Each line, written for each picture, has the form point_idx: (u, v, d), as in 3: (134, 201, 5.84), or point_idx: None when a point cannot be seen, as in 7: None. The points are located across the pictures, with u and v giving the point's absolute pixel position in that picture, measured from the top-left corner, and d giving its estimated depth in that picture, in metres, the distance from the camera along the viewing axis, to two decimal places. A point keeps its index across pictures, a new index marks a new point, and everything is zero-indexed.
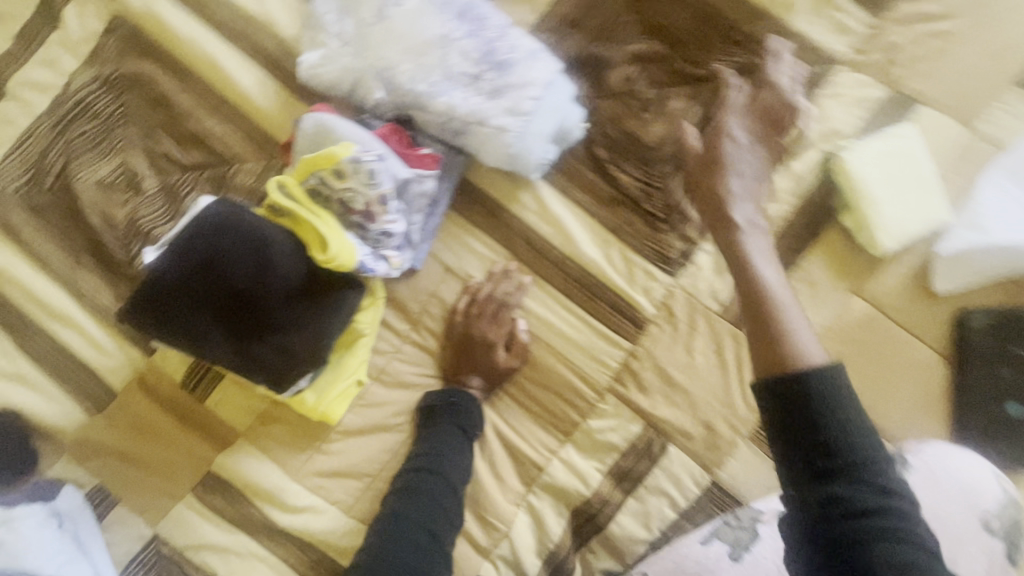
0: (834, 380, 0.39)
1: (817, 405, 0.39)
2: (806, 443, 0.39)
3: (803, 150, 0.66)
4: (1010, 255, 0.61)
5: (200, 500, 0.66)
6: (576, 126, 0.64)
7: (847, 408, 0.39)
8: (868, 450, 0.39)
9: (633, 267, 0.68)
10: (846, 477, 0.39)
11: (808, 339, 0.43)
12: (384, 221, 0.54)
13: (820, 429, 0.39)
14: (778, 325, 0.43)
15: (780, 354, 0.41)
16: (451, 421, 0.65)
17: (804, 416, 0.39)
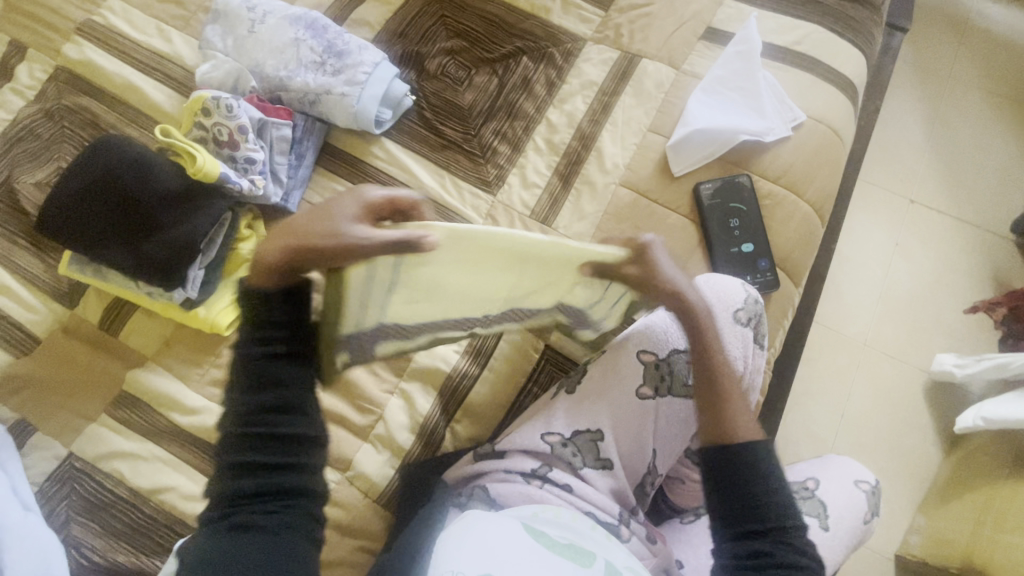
0: (761, 454, 0.63)
1: (749, 477, 0.62)
2: (743, 502, 0.62)
3: (570, 97, 0.92)
4: (713, 139, 0.84)
5: (112, 417, 0.77)
6: (402, 94, 0.89)
7: (771, 475, 0.62)
8: (782, 506, 0.61)
9: (463, 191, 0.89)
10: (769, 534, 0.61)
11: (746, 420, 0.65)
12: (246, 149, 0.77)
13: (746, 491, 0.62)
14: (730, 415, 0.64)
15: (728, 428, 0.64)
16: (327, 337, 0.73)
17: (736, 480, 0.62)
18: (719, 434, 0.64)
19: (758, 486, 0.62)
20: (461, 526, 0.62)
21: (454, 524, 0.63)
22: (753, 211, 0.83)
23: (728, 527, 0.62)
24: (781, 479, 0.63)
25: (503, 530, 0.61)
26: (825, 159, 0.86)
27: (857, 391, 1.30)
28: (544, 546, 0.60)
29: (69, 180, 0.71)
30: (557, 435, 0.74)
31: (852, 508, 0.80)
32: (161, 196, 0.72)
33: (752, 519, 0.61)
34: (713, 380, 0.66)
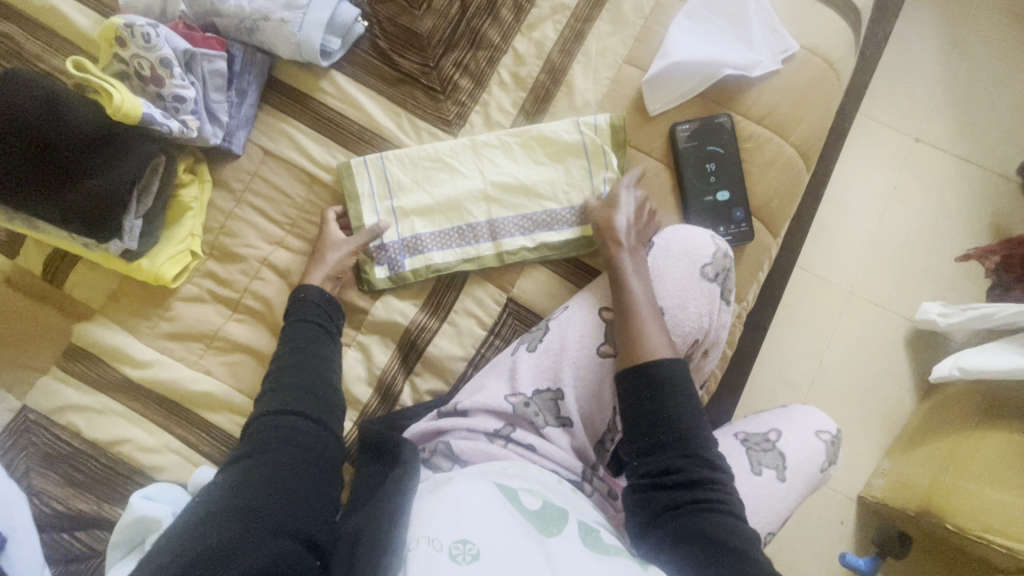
0: (675, 373, 0.63)
1: (654, 399, 0.63)
2: (655, 426, 0.62)
3: (540, 24, 0.83)
4: (694, 73, 0.76)
5: (63, 369, 0.76)
6: (351, 21, 0.80)
7: (677, 394, 0.63)
8: (690, 420, 0.62)
9: (420, 131, 0.82)
10: (681, 459, 0.61)
11: (656, 339, 0.65)
12: (173, 86, 0.70)
13: (650, 413, 0.63)
14: (639, 335, 0.66)
15: (637, 352, 0.65)
16: (318, 321, 0.73)
17: (641, 403, 0.63)
18: (632, 360, 0.65)
19: (663, 407, 0.63)
20: (437, 494, 0.60)
21: (427, 500, 0.60)
22: (732, 156, 0.77)
23: (636, 449, 0.64)
24: (694, 405, 0.63)
25: (475, 491, 0.58)
26: (817, 97, 0.78)
27: (837, 338, 1.29)
28: (518, 510, 0.58)
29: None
30: (519, 395, 0.72)
31: (812, 459, 0.79)
32: (82, 139, 0.66)
33: (659, 439, 0.62)
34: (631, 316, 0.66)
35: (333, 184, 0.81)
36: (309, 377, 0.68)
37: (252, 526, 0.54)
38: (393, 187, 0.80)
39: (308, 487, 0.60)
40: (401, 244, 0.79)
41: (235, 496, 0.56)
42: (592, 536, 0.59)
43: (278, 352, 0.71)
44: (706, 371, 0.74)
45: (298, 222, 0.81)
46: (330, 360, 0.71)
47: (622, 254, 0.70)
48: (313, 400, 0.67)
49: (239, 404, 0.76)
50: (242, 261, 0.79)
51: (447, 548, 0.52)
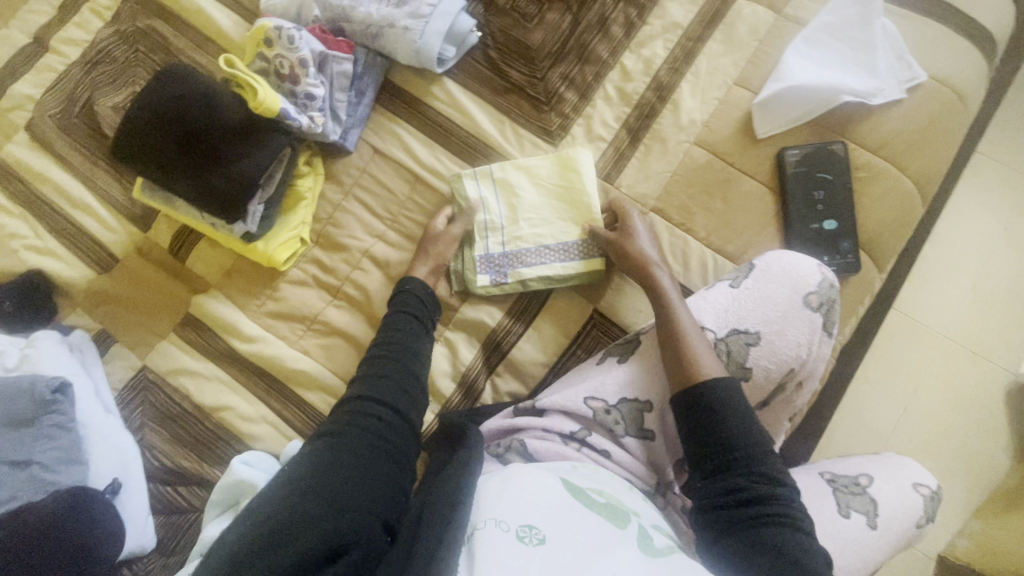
0: (724, 390, 0.62)
1: (706, 420, 0.62)
2: (711, 445, 0.62)
3: (649, 41, 0.83)
4: (809, 97, 0.75)
5: (180, 336, 0.83)
6: (467, 30, 0.84)
7: (737, 409, 0.62)
8: (748, 435, 0.61)
9: (522, 139, 0.84)
10: (743, 476, 0.60)
11: (705, 356, 0.65)
12: (306, 85, 0.75)
13: (709, 432, 0.62)
14: (684, 356, 0.65)
15: (686, 377, 0.64)
16: (408, 311, 0.75)
17: (699, 422, 0.62)
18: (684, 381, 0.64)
19: (723, 427, 0.61)
20: (500, 482, 0.61)
21: (499, 477, 0.62)
22: (842, 184, 0.74)
23: (699, 469, 0.63)
24: (752, 423, 0.62)
25: (534, 483, 0.59)
26: (941, 128, 0.74)
27: (927, 384, 1.21)
28: (583, 503, 0.59)
29: (135, 109, 0.72)
30: (601, 401, 0.72)
31: (905, 512, 0.75)
32: (224, 129, 0.72)
33: (723, 460, 0.61)
34: (675, 340, 0.66)
35: (435, 185, 0.85)
36: (397, 368, 0.69)
37: (328, 496, 0.54)
38: (500, 204, 0.82)
39: (378, 470, 0.60)
40: (505, 257, 0.81)
41: (316, 466, 0.57)
42: (646, 541, 0.56)
43: (372, 344, 0.73)
44: (796, 406, 0.71)
45: (399, 218, 0.85)
46: (420, 357, 0.72)
47: (661, 284, 0.71)
48: (399, 391, 0.67)
49: (331, 385, 0.80)
50: (345, 250, 0.84)
51: (514, 530, 0.52)
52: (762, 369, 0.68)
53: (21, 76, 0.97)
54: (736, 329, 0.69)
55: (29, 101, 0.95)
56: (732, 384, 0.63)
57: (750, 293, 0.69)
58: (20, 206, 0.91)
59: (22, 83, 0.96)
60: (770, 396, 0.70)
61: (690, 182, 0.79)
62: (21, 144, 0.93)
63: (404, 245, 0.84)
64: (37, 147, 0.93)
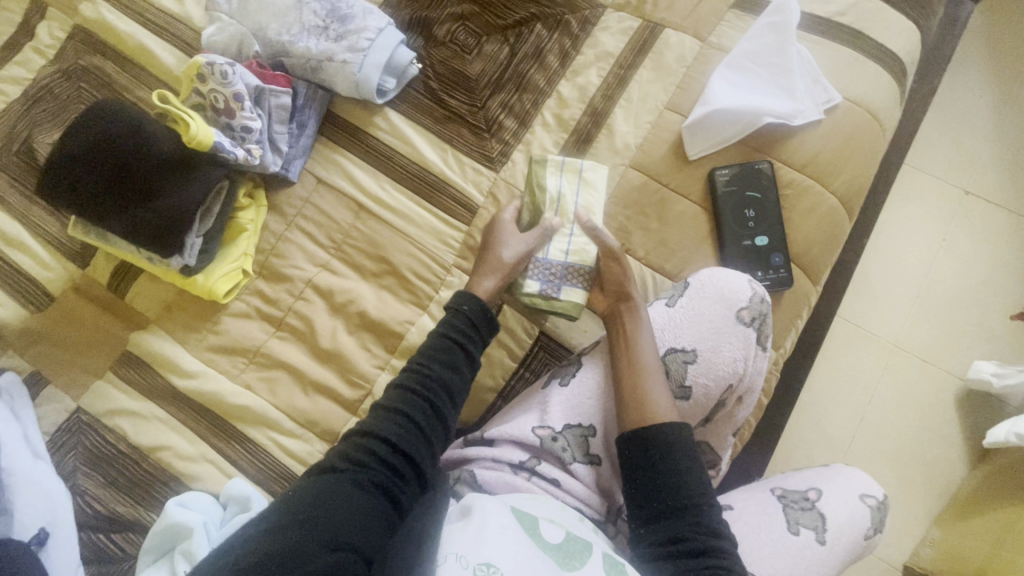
0: (677, 437, 0.65)
1: (658, 463, 0.64)
2: (661, 488, 0.64)
3: (584, 69, 0.86)
4: (735, 119, 0.78)
5: (117, 374, 0.81)
6: (407, 62, 0.86)
7: (686, 457, 0.64)
8: (695, 484, 0.64)
9: (464, 167, 0.86)
10: (688, 522, 0.62)
11: (665, 399, 0.67)
12: (242, 118, 0.75)
13: (658, 476, 0.64)
14: (649, 397, 0.66)
15: (644, 418, 0.66)
16: (455, 342, 0.70)
17: (650, 467, 0.64)
18: (642, 422, 0.66)
19: (672, 473, 0.64)
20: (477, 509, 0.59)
21: (458, 512, 0.61)
22: (771, 201, 0.77)
23: (646, 514, 0.64)
24: (700, 474, 0.64)
25: (498, 519, 0.58)
26: (858, 147, 0.78)
27: (880, 393, 1.23)
28: (537, 545, 0.57)
29: (71, 140, 0.71)
30: (547, 429, 0.71)
31: (853, 526, 0.75)
32: (155, 162, 0.71)
33: (671, 506, 0.63)
34: (641, 380, 0.67)
35: (379, 214, 0.85)
36: (418, 408, 0.65)
37: (317, 530, 0.51)
38: (577, 204, 0.78)
39: (372, 511, 0.55)
40: (565, 268, 0.77)
41: (312, 498, 0.54)
42: (618, 569, 0.57)
43: (399, 377, 0.68)
44: (740, 420, 0.72)
45: (344, 247, 0.85)
46: (454, 394, 0.68)
47: (638, 316, 0.71)
48: (415, 435, 0.63)
49: (274, 419, 0.78)
50: (288, 281, 0.83)
51: (472, 568, 0.53)
52: (701, 386, 0.69)
53: None
54: (672, 347, 0.70)
55: None
56: (685, 429, 0.65)
57: (685, 312, 0.70)
58: None
59: None
60: (711, 412, 0.70)
61: (628, 203, 0.81)
62: None
63: (349, 274, 0.84)
64: None
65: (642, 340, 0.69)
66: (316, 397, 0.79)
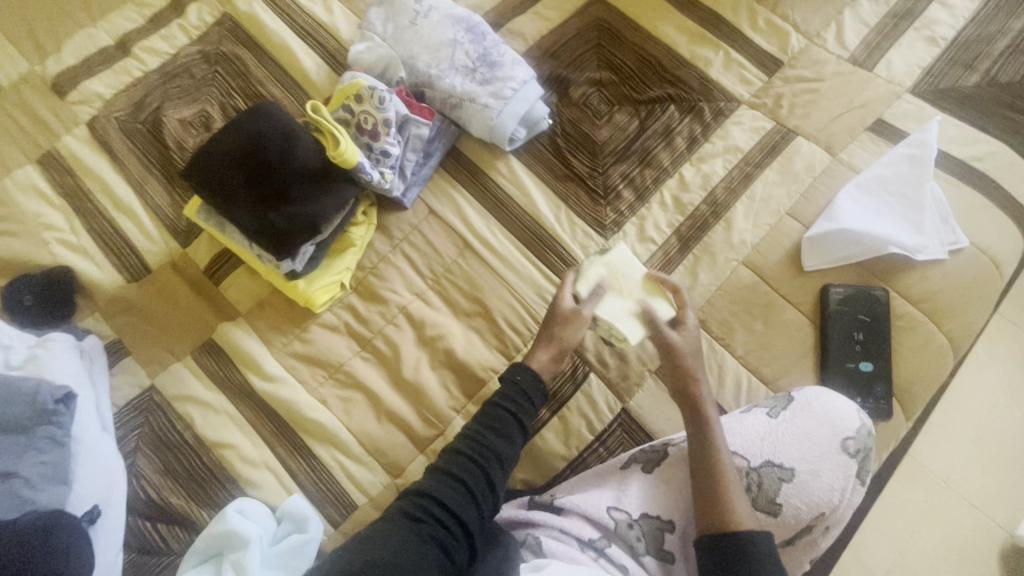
0: (758, 542, 0.61)
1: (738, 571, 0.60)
2: None
3: (711, 158, 0.87)
4: (857, 242, 0.78)
5: (195, 361, 0.80)
6: (542, 117, 0.87)
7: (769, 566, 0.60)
8: None
9: (575, 228, 0.86)
10: None
11: (742, 504, 0.64)
12: (384, 142, 0.76)
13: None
14: (726, 501, 0.64)
15: (722, 523, 0.63)
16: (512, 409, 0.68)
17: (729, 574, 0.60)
18: (720, 527, 0.63)
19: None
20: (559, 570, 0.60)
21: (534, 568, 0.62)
22: (882, 330, 0.76)
23: None
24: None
25: None
26: (977, 293, 0.77)
27: (922, 529, 1.20)
28: None
29: (215, 142, 0.72)
30: (623, 513, 0.72)
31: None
32: (300, 173, 0.72)
33: None
34: (718, 482, 0.65)
35: (484, 255, 0.86)
36: (472, 474, 0.64)
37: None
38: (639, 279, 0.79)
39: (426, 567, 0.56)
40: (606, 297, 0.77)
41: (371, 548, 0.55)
42: None
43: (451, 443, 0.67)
44: (820, 549, 0.70)
45: (443, 280, 0.85)
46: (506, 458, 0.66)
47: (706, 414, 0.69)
48: (465, 502, 0.62)
49: (344, 441, 0.77)
50: (383, 303, 0.83)
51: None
52: (792, 508, 0.68)
53: (95, 74, 0.99)
54: (769, 461, 0.69)
55: (98, 99, 0.97)
56: (767, 538, 0.62)
57: (788, 427, 0.70)
58: (63, 199, 0.90)
59: (95, 80, 0.98)
60: (796, 535, 0.68)
61: (734, 298, 0.81)
62: (79, 138, 0.94)
63: (442, 308, 0.84)
64: (95, 144, 0.93)
65: (716, 441, 0.67)
66: (389, 427, 0.78)
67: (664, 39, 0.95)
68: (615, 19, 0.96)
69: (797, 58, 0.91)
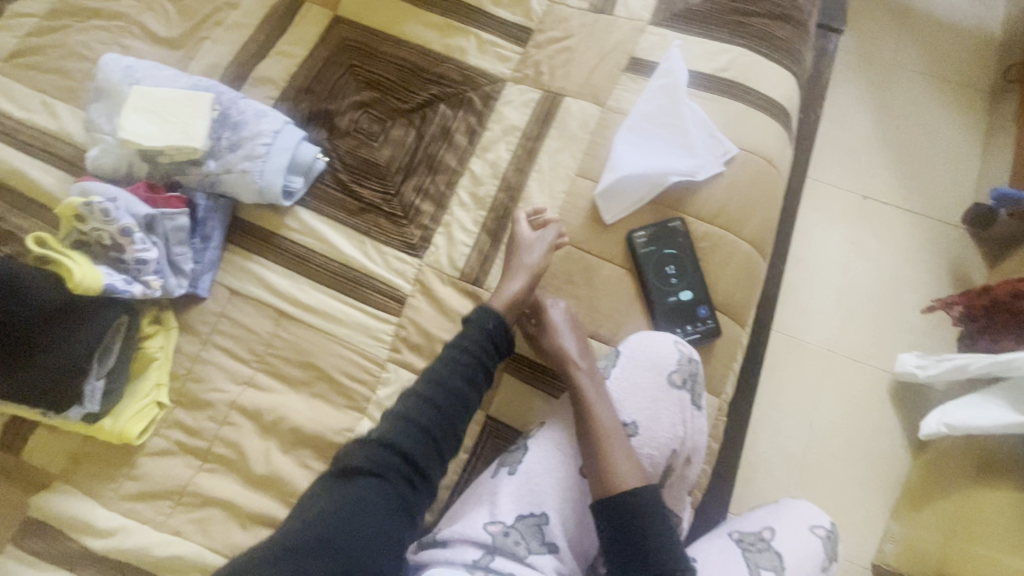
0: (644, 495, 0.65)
1: (635, 522, 0.64)
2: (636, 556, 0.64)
3: (493, 145, 0.87)
4: (642, 182, 0.81)
5: (18, 546, 0.71)
6: (312, 159, 0.83)
7: (654, 517, 0.64)
8: (665, 541, 0.64)
9: (385, 256, 0.84)
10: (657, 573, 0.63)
11: (628, 464, 0.66)
12: (135, 251, 0.69)
13: (632, 535, 0.64)
14: (609, 464, 0.66)
15: (608, 485, 0.65)
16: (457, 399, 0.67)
17: (623, 529, 0.64)
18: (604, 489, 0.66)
19: (644, 531, 0.64)
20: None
21: None
22: (688, 256, 0.79)
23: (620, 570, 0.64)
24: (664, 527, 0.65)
25: None
26: (760, 193, 0.82)
27: (822, 400, 1.30)
28: None
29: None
30: (499, 523, 0.69)
31: (811, 561, 0.75)
32: (40, 314, 0.65)
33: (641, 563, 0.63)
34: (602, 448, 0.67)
35: (303, 317, 0.81)
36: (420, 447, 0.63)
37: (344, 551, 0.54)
38: (170, 128, 0.77)
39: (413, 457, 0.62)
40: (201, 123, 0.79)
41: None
42: None
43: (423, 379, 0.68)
44: (691, 480, 0.73)
45: (268, 358, 0.80)
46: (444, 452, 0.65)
47: (581, 383, 0.71)
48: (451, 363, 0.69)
49: (212, 564, 0.71)
50: (210, 407, 0.77)
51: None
52: (646, 455, 0.70)
53: None
54: None
55: None
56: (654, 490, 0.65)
57: (618, 381, 0.72)
58: None
59: None
60: (662, 478, 0.71)
61: (554, 273, 0.81)
62: None
63: (277, 385, 0.80)
64: None
65: (593, 405, 0.69)
66: (257, 529, 0.73)
67: (415, 40, 0.92)
68: (360, 34, 0.93)
69: (543, 22, 0.91)
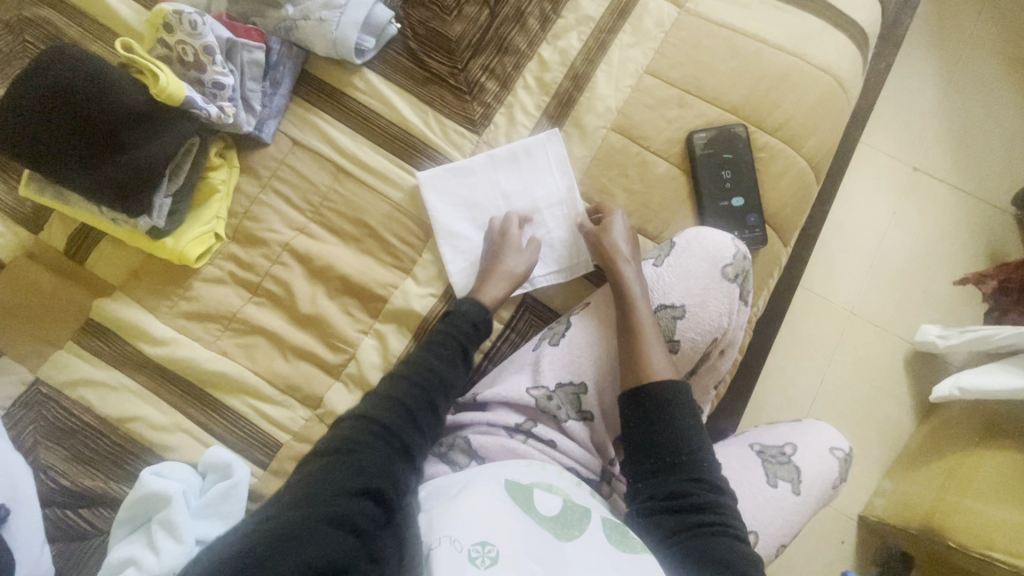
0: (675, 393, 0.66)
1: (664, 416, 0.65)
2: (662, 455, 0.65)
3: (565, 34, 0.86)
4: None
5: (79, 345, 0.76)
6: (386, 21, 0.84)
7: (682, 415, 0.66)
8: (692, 441, 0.65)
9: (446, 129, 0.85)
10: (681, 473, 0.64)
11: (657, 353, 0.68)
12: (214, 73, 0.75)
13: (659, 431, 0.65)
14: (640, 352, 0.68)
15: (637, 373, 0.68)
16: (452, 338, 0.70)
17: (650, 423, 0.66)
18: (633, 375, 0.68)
19: (673, 428, 0.65)
20: (435, 509, 0.59)
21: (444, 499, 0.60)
22: (746, 164, 0.80)
23: (645, 466, 0.66)
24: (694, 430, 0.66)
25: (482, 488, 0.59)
26: (826, 113, 0.82)
27: (838, 359, 1.32)
28: (532, 517, 0.57)
29: (11, 98, 0.69)
30: (542, 388, 0.72)
31: (826, 476, 0.78)
32: (126, 115, 0.71)
33: (669, 460, 0.65)
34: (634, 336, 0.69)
35: (359, 176, 0.83)
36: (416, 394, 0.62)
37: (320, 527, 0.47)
38: None
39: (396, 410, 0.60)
40: None
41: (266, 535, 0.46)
42: (618, 530, 0.59)
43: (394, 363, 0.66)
44: (723, 370, 0.78)
45: (322, 210, 0.82)
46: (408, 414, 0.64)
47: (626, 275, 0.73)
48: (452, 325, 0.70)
49: (254, 386, 0.76)
50: (264, 245, 0.80)
51: (467, 549, 0.51)
52: (689, 340, 0.73)
53: None
54: (661, 304, 0.74)
55: None
56: (681, 386, 0.67)
57: (671, 270, 0.74)
58: None
59: None
60: (697, 364, 0.75)
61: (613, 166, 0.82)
62: None
63: (327, 235, 0.82)
64: None
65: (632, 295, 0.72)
66: (297, 363, 0.77)
67: None
68: None
69: None
